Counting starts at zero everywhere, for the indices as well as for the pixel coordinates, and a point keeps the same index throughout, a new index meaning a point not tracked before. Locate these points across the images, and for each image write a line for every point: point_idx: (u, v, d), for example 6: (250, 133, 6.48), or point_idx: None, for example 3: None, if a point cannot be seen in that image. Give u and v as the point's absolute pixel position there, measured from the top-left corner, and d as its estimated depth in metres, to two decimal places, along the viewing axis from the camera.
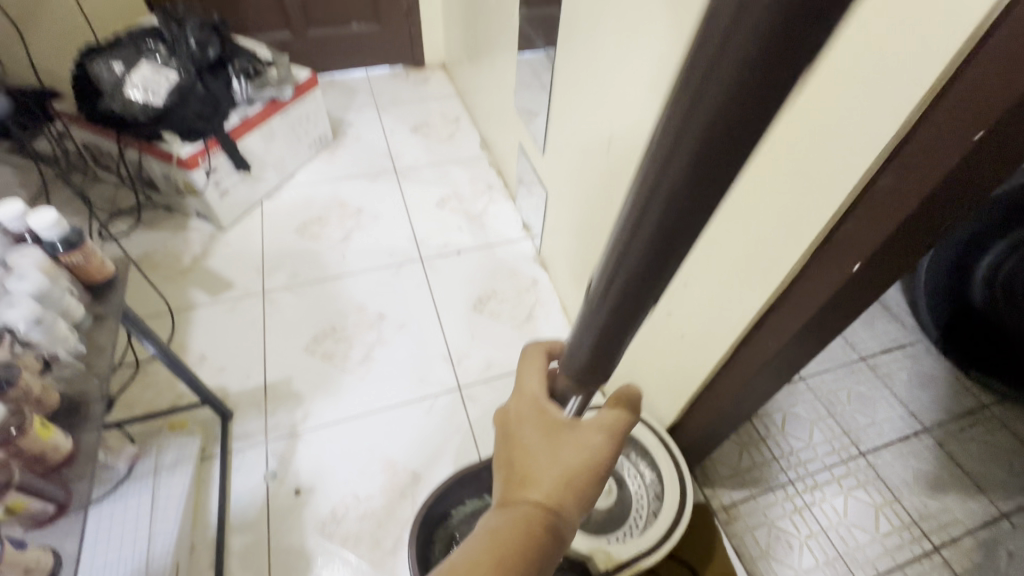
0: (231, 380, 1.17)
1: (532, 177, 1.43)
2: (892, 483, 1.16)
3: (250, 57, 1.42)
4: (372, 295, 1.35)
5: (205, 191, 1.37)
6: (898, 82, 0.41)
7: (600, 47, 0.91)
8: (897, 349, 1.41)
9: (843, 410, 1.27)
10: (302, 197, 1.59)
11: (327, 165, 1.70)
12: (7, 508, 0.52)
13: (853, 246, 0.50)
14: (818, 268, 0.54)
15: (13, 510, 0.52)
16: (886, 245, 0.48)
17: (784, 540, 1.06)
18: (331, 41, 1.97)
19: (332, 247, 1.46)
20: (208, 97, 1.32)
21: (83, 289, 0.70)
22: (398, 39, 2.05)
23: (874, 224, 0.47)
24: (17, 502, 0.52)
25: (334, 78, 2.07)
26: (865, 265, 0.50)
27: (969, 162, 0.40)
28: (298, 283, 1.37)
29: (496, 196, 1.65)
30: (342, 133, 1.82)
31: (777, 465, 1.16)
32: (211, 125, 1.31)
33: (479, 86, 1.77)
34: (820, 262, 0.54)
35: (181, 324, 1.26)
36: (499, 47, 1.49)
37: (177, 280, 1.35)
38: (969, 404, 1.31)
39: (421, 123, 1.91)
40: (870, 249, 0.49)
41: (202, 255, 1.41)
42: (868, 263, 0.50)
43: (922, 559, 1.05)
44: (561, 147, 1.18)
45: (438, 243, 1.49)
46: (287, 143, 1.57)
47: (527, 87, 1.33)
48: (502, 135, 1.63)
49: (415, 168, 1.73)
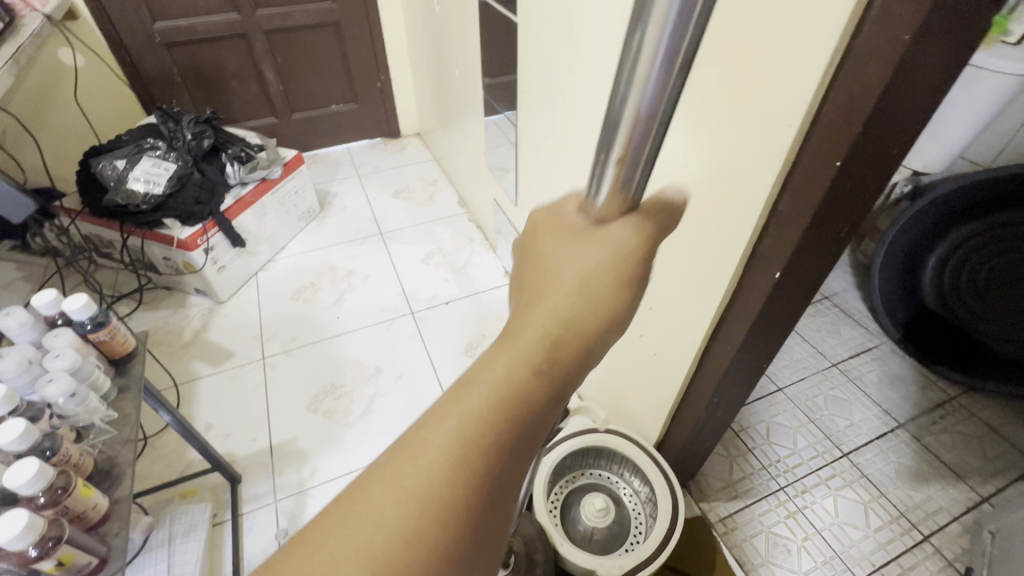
0: (237, 445, 1.21)
1: (508, 227, 1.55)
2: (876, 479, 1.22)
3: (242, 144, 1.55)
4: (368, 351, 1.42)
5: (204, 269, 1.46)
6: (779, 121, 0.49)
7: (553, 110, 1.04)
8: (864, 352, 1.50)
9: (822, 415, 1.34)
10: (295, 266, 1.68)
11: (316, 234, 1.81)
12: (58, 561, 0.54)
13: (771, 259, 0.57)
14: (751, 280, 0.62)
15: (63, 562, 0.54)
16: (797, 256, 0.56)
17: (782, 545, 1.10)
18: (313, 121, 2.14)
19: (327, 309, 1.54)
20: (204, 183, 1.44)
21: (108, 364, 0.76)
22: (375, 114, 2.23)
23: (785, 236, 0.55)
24: (67, 555, 0.54)
25: (317, 154, 2.22)
26: (784, 274, 0.58)
27: (843, 180, 0.48)
28: (296, 346, 1.44)
29: (477, 247, 1.76)
30: (328, 203, 1.95)
31: (767, 474, 1.22)
32: (208, 207, 1.42)
33: (453, 150, 1.92)
34: (751, 274, 0.62)
35: (186, 396, 1.31)
36: (468, 115, 1.65)
37: (179, 354, 1.41)
38: (937, 397, 1.39)
39: (401, 187, 2.05)
40: (785, 259, 0.56)
41: (203, 328, 1.48)
42: (787, 272, 0.58)
43: (914, 549, 1.10)
44: (531, 198, 1.31)
45: (426, 296, 1.58)
46: (279, 217, 1.69)
47: (496, 147, 1.47)
48: (478, 192, 1.76)
49: (400, 229, 1.84)
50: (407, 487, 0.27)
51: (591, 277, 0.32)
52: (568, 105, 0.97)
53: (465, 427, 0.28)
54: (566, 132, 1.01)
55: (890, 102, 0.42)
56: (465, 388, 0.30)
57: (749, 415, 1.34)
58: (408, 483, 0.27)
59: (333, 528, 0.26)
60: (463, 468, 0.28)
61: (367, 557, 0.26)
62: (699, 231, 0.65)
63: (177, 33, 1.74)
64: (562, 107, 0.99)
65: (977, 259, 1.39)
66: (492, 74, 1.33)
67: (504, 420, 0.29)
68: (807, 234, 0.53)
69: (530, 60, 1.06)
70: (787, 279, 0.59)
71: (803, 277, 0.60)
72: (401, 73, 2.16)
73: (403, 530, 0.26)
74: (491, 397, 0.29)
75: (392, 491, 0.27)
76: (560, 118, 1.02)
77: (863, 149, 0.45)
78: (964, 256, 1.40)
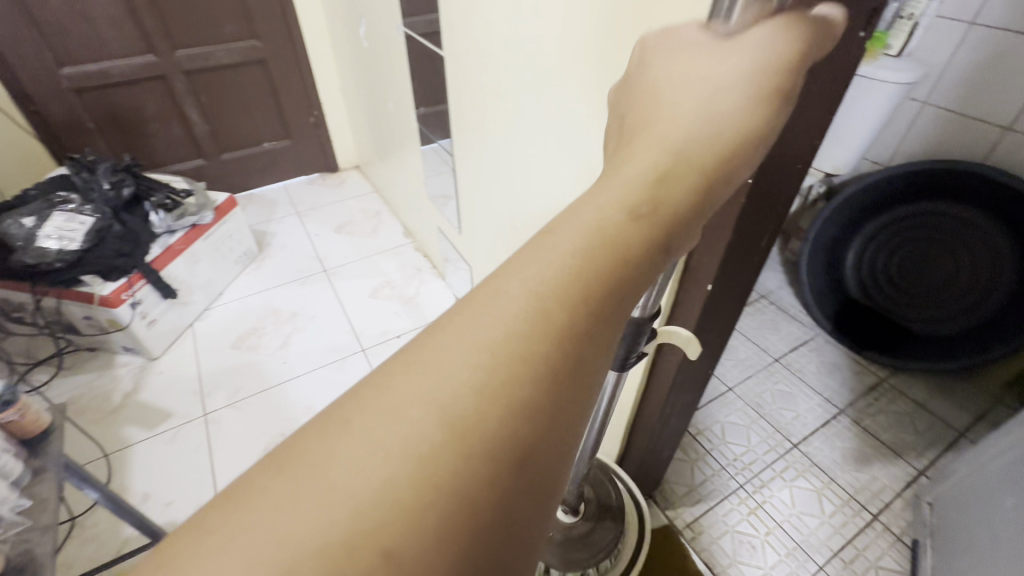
0: (180, 513, 1.12)
1: (455, 254, 1.55)
2: (825, 466, 1.28)
3: (167, 190, 1.47)
4: (319, 394, 1.36)
5: (131, 325, 1.36)
6: None
7: (487, 139, 1.06)
8: (802, 345, 1.59)
9: (771, 409, 1.40)
10: (234, 312, 1.60)
11: (255, 277, 1.73)
12: None
13: (700, 270, 0.60)
14: (684, 291, 0.64)
15: None
16: (725, 266, 0.58)
17: (747, 543, 1.13)
18: (245, 160, 2.07)
19: (271, 355, 1.47)
20: (127, 235, 1.35)
21: (20, 445, 0.69)
22: (310, 149, 2.18)
23: (711, 246, 0.58)
24: None
25: (252, 194, 2.14)
26: (714, 285, 0.60)
27: (755, 197, 0.52)
28: (240, 397, 1.36)
29: (426, 277, 1.75)
30: (267, 244, 1.88)
31: (726, 474, 1.25)
32: (133, 260, 1.34)
33: (393, 181, 1.91)
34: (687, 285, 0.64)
35: (118, 466, 1.21)
36: (405, 146, 1.65)
37: (107, 420, 1.30)
38: (870, 380, 1.49)
39: (343, 222, 2.01)
40: (714, 269, 0.59)
41: (133, 390, 1.37)
42: (718, 283, 0.61)
43: (865, 529, 1.16)
44: (474, 224, 1.32)
45: (377, 331, 1.55)
46: (213, 263, 1.61)
47: (435, 176, 1.47)
48: (421, 221, 1.75)
49: (344, 265, 1.80)
50: (364, 454, 0.21)
51: (660, 162, 0.28)
52: (501, 132, 0.98)
53: (535, 295, 0.25)
54: (502, 160, 1.03)
55: (785, 126, 0.45)
56: (568, 216, 0.27)
57: (704, 417, 1.38)
58: (378, 445, 0.21)
59: (395, 379, 0.23)
60: (574, 286, 0.25)
61: (431, 409, 0.22)
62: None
63: (88, 77, 1.65)
64: (495, 136, 1.01)
65: (891, 249, 1.51)
66: (424, 105, 1.34)
67: (554, 323, 0.24)
68: (733, 243, 0.56)
69: (460, 91, 1.08)
70: (718, 289, 0.62)
71: (732, 286, 0.63)
72: (334, 107, 2.14)
73: (471, 391, 0.23)
74: (607, 215, 0.27)
75: (422, 392, 0.23)
76: (495, 147, 1.03)
77: (770, 167, 0.49)
78: (879, 246, 1.54)
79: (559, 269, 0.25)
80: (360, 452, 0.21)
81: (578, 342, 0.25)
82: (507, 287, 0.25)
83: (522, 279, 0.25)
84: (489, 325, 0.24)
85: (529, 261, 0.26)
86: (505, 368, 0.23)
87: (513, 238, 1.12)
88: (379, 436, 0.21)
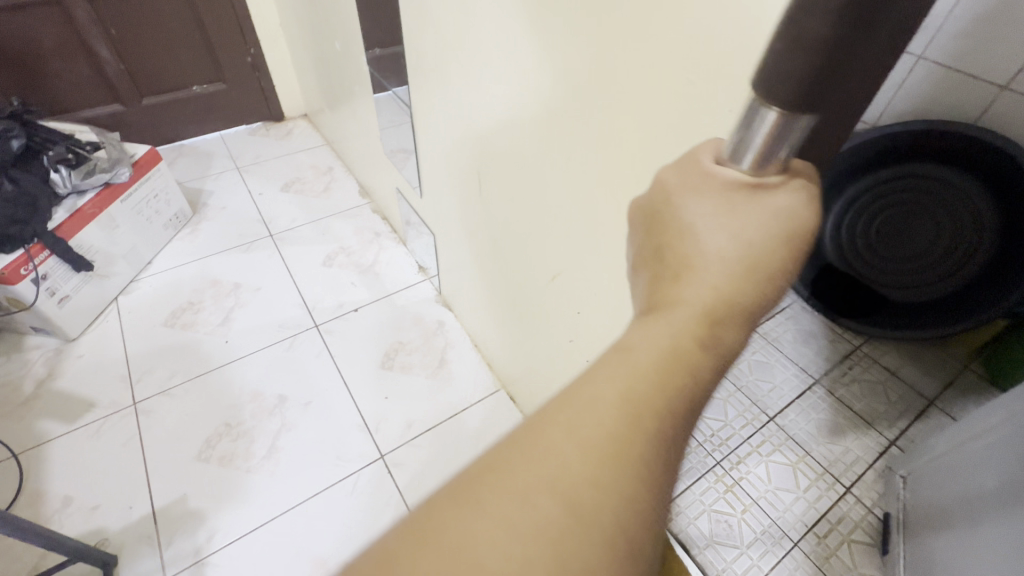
0: (109, 518, 1.00)
1: (417, 219, 1.40)
2: (801, 439, 1.26)
3: (68, 142, 1.25)
4: (267, 378, 1.23)
5: (37, 304, 1.17)
6: (709, 128, 0.46)
7: (449, 88, 0.90)
8: (779, 313, 1.55)
9: (747, 381, 1.37)
10: (167, 284, 1.42)
11: (190, 243, 1.53)
12: None
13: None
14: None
15: None
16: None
17: (724, 522, 1.11)
18: (172, 106, 1.80)
19: (211, 333, 1.31)
20: (20, 197, 1.13)
21: None
22: (249, 94, 1.92)
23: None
24: None
25: (183, 146, 1.89)
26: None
27: None
28: (176, 383, 1.21)
29: (386, 242, 1.59)
30: (203, 204, 1.66)
31: (703, 450, 1.22)
32: (31, 227, 1.13)
33: (346, 133, 1.70)
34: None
35: (32, 465, 1.06)
36: (357, 94, 1.44)
37: (17, 414, 1.13)
38: (844, 349, 1.47)
39: (291, 179, 1.80)
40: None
41: (48, 376, 1.20)
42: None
43: (839, 502, 1.15)
44: (437, 188, 1.17)
45: (332, 304, 1.40)
46: (136, 228, 1.40)
47: (392, 130, 1.29)
48: (379, 180, 1.57)
49: (293, 228, 1.62)
50: (487, 542, 0.24)
51: (718, 293, 0.28)
52: (466, 83, 0.83)
53: (625, 404, 0.27)
54: (467, 117, 0.88)
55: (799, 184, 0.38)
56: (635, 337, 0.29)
57: None
58: (499, 541, 0.24)
59: (494, 487, 0.25)
60: (650, 406, 0.27)
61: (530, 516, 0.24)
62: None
63: None
64: (460, 86, 0.86)
65: (871, 213, 1.43)
66: (376, 45, 1.15)
67: (639, 434, 0.26)
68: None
69: (416, 30, 0.90)
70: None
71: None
72: (275, 44, 1.86)
73: (566, 502, 0.25)
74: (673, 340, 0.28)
75: (519, 500, 0.25)
76: (459, 99, 0.88)
77: None
78: (858, 208, 1.45)
79: (637, 382, 0.27)
80: (467, 560, 0.23)
81: (658, 452, 0.27)
82: (595, 395, 0.27)
83: (613, 381, 0.27)
84: (587, 423, 0.26)
85: (616, 370, 0.28)
86: (605, 471, 0.25)
87: (481, 207, 1.00)
88: (500, 518, 0.24)
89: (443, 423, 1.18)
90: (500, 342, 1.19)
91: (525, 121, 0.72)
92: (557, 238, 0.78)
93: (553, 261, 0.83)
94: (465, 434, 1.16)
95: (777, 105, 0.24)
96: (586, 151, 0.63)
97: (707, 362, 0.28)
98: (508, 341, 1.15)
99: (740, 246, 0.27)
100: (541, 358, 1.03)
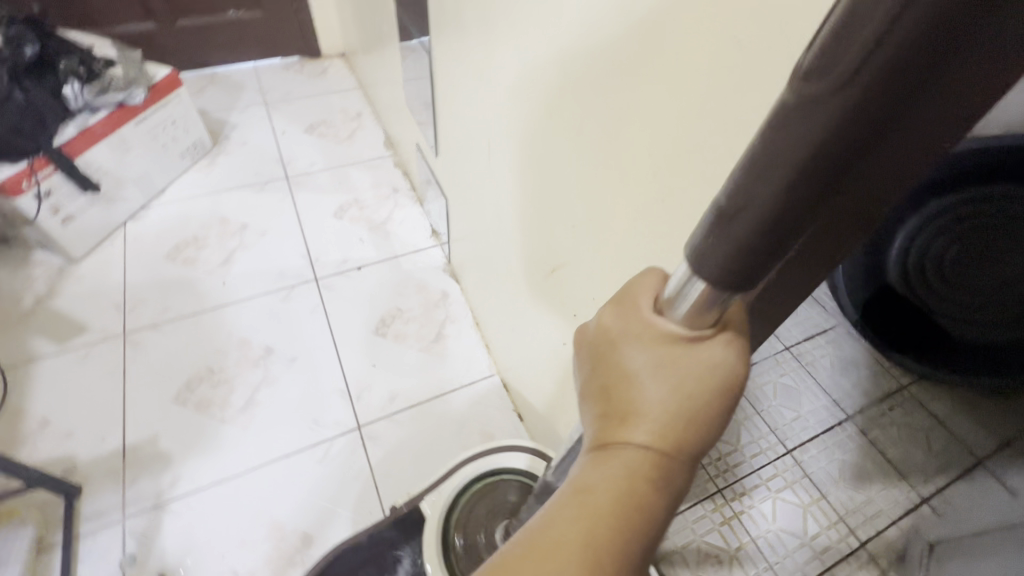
0: (80, 447, 0.99)
1: (433, 180, 1.30)
2: (818, 479, 1.13)
3: (83, 55, 1.19)
4: (256, 326, 1.18)
5: (40, 220, 1.15)
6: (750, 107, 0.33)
7: (466, 35, 0.77)
8: (818, 334, 1.37)
9: (769, 406, 1.23)
10: (175, 216, 1.38)
11: (206, 176, 1.49)
12: None
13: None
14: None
15: None
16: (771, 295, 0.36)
17: (714, 557, 1.01)
18: (207, 31, 1.74)
19: (210, 272, 1.27)
20: (28, 108, 1.09)
21: None
22: (286, 25, 1.83)
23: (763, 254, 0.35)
24: None
25: (215, 74, 1.83)
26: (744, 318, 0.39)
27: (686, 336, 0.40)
28: (168, 319, 1.18)
29: (402, 200, 1.50)
30: (225, 137, 1.61)
31: (706, 474, 1.11)
32: (37, 140, 1.11)
33: (377, 78, 1.59)
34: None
35: (17, 382, 1.06)
36: (387, 35, 1.33)
37: (13, 328, 1.14)
38: (888, 385, 1.29)
39: (318, 121, 1.72)
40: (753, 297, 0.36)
41: (48, 294, 1.20)
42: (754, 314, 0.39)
43: (849, 557, 1.03)
44: (452, 149, 1.06)
45: (335, 259, 1.34)
46: (150, 154, 1.36)
47: (415, 78, 1.18)
48: (402, 132, 1.47)
49: (310, 173, 1.55)
50: None
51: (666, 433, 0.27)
52: (482, 28, 0.71)
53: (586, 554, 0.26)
54: (482, 70, 0.76)
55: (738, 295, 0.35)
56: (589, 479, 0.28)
57: None
58: None
59: None
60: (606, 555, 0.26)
61: None
62: (671, 217, 0.45)
63: None
64: (476, 33, 0.73)
65: None
66: None
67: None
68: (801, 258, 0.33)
69: None
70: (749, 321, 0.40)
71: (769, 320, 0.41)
72: None
73: None
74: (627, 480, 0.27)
75: None
76: (474, 49, 0.76)
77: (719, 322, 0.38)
78: None
79: (595, 529, 0.26)
80: None
81: None
82: (552, 543, 0.26)
83: (569, 526, 0.26)
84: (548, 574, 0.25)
85: (570, 515, 0.27)
86: None
87: (489, 178, 0.89)
88: None
89: (427, 401, 1.11)
90: (499, 326, 1.10)
91: (538, 79, 0.60)
92: (558, 225, 0.67)
93: (553, 251, 0.72)
94: (449, 417, 1.09)
95: (765, 188, 0.21)
96: (598, 123, 0.50)
97: (659, 502, 0.27)
98: (506, 327, 1.06)
99: (680, 407, 0.27)
100: (536, 352, 0.93)
